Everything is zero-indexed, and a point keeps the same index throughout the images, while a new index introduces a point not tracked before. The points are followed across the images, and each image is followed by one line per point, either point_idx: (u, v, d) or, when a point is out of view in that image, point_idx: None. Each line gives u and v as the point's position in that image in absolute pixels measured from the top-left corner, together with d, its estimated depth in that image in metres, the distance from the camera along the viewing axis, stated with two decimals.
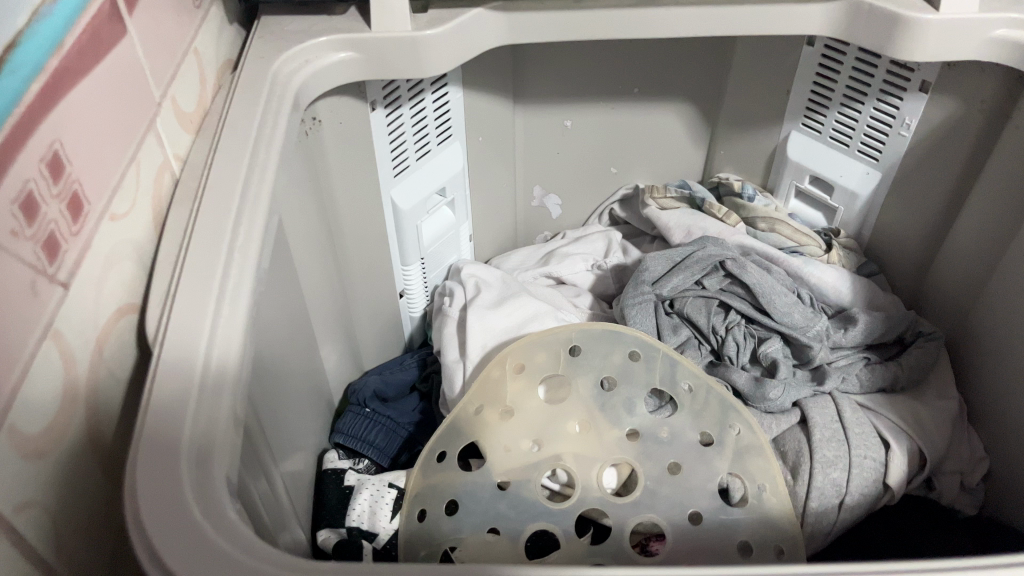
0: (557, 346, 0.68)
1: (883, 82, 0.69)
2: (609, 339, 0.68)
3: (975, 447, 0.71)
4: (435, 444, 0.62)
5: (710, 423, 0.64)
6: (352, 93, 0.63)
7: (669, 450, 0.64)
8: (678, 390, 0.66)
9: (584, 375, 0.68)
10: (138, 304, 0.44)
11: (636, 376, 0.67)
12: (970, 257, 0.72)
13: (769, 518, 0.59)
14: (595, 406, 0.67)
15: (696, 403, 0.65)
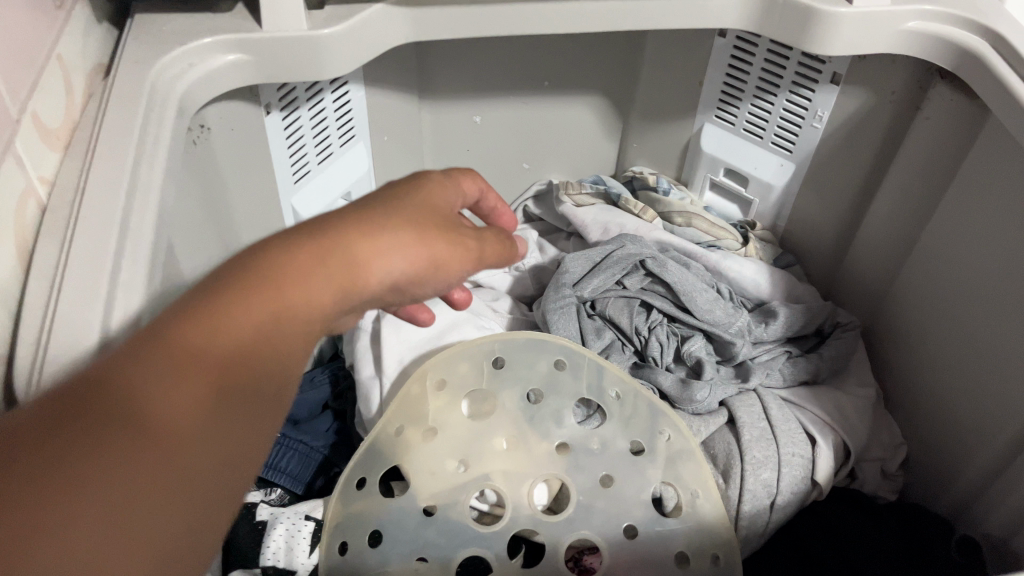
0: (478, 358, 0.64)
1: (795, 74, 0.68)
2: (535, 347, 0.64)
3: (894, 432, 0.72)
4: (353, 470, 0.59)
5: (641, 429, 0.62)
6: (243, 96, 0.58)
7: (599, 461, 0.62)
8: (607, 397, 0.64)
9: (506, 389, 0.64)
10: (5, 356, 0.38)
11: (563, 386, 0.64)
12: (883, 245, 0.73)
13: (703, 525, 0.59)
14: (522, 419, 0.64)
15: (625, 411, 0.63)
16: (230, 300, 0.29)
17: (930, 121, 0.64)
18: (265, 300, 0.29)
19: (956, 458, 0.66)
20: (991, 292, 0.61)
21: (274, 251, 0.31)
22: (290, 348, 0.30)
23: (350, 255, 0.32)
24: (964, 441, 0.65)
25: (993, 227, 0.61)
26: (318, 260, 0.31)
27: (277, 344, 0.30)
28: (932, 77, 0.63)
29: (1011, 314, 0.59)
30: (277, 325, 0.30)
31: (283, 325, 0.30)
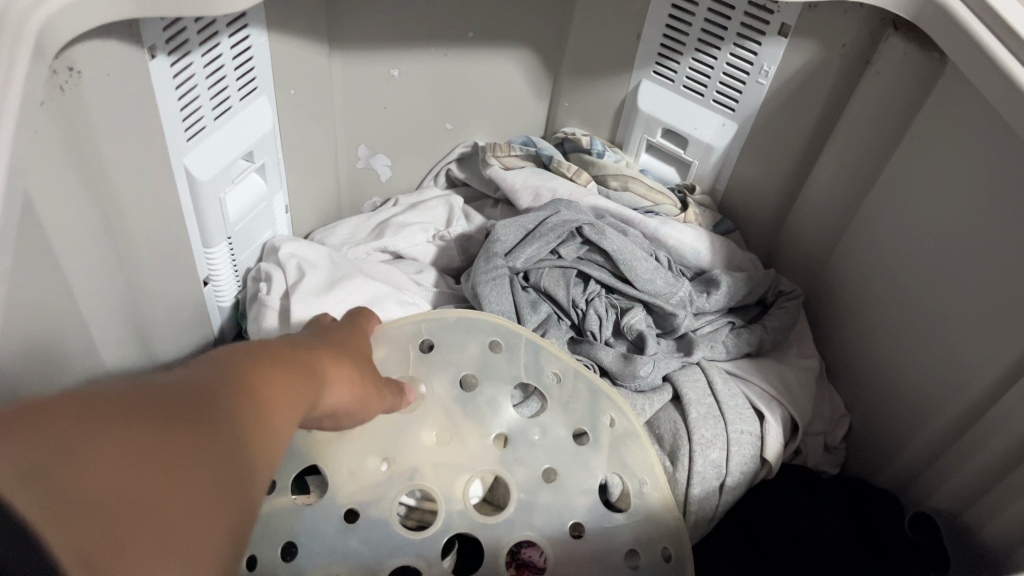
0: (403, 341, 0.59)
1: (740, 25, 0.64)
2: (468, 325, 0.60)
3: (836, 405, 0.70)
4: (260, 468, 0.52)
5: (583, 415, 0.58)
6: (122, 35, 0.49)
7: (540, 451, 0.57)
8: (546, 379, 0.59)
9: (437, 376, 0.58)
10: None
11: (496, 370, 0.59)
12: (824, 210, 0.69)
13: (652, 517, 0.54)
14: (452, 408, 0.58)
15: (564, 394, 0.58)
16: (236, 377, 0.39)
17: (881, 76, 0.60)
18: (259, 381, 0.40)
19: (900, 432, 0.64)
20: (942, 259, 0.58)
21: (245, 358, 0.41)
22: (276, 417, 0.39)
23: (314, 373, 0.45)
24: (908, 414, 0.63)
25: (943, 190, 0.58)
26: (285, 374, 0.42)
27: (272, 426, 0.39)
28: (886, 30, 0.59)
29: (964, 281, 0.57)
30: (275, 401, 0.40)
31: (277, 395, 0.40)
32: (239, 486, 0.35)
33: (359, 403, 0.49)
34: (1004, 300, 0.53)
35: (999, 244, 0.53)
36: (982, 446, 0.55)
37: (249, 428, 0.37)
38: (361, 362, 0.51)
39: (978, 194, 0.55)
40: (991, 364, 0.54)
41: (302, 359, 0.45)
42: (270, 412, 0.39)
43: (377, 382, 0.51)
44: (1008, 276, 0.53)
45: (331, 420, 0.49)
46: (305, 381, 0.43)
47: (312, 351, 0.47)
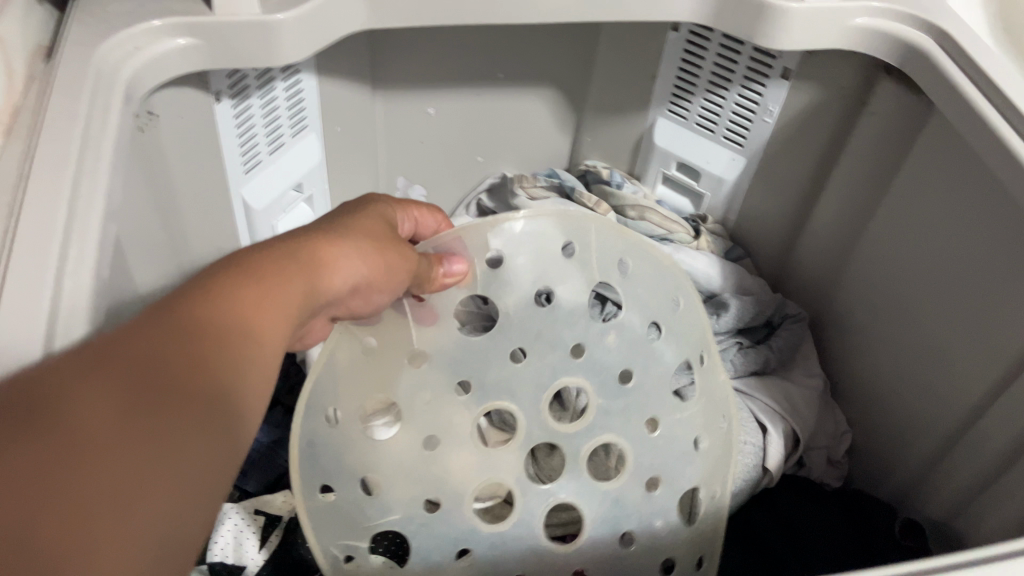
0: (461, 245, 0.55)
1: (746, 69, 0.69)
2: (542, 232, 0.57)
3: (840, 422, 0.74)
4: (324, 471, 0.54)
5: (644, 275, 0.59)
6: (192, 83, 0.56)
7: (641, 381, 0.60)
8: (609, 273, 0.58)
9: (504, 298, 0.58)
10: None
11: (568, 297, 0.59)
12: (827, 238, 0.74)
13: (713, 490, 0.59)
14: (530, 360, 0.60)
15: (636, 319, 0.59)
16: (169, 326, 0.31)
17: (876, 116, 0.65)
18: (200, 326, 0.32)
19: (900, 446, 0.68)
20: (934, 283, 0.63)
21: (197, 288, 0.34)
22: (241, 348, 0.33)
23: (283, 261, 0.38)
24: (907, 428, 0.67)
25: (936, 220, 0.62)
26: (245, 283, 0.35)
27: (250, 353, 0.33)
28: (879, 75, 0.64)
29: (963, 297, 0.60)
30: (234, 339, 0.33)
31: (231, 335, 0.33)
32: (226, 427, 0.31)
33: (360, 286, 0.44)
34: (987, 322, 0.57)
35: (980, 271, 0.58)
36: (977, 457, 0.58)
37: (217, 370, 0.31)
38: (359, 243, 0.44)
39: (961, 223, 0.59)
40: (980, 381, 0.58)
41: (268, 274, 0.37)
42: (236, 349, 0.32)
43: (386, 263, 0.46)
44: (993, 302, 0.57)
45: (352, 296, 0.45)
46: (279, 294, 0.36)
47: (285, 254, 0.39)
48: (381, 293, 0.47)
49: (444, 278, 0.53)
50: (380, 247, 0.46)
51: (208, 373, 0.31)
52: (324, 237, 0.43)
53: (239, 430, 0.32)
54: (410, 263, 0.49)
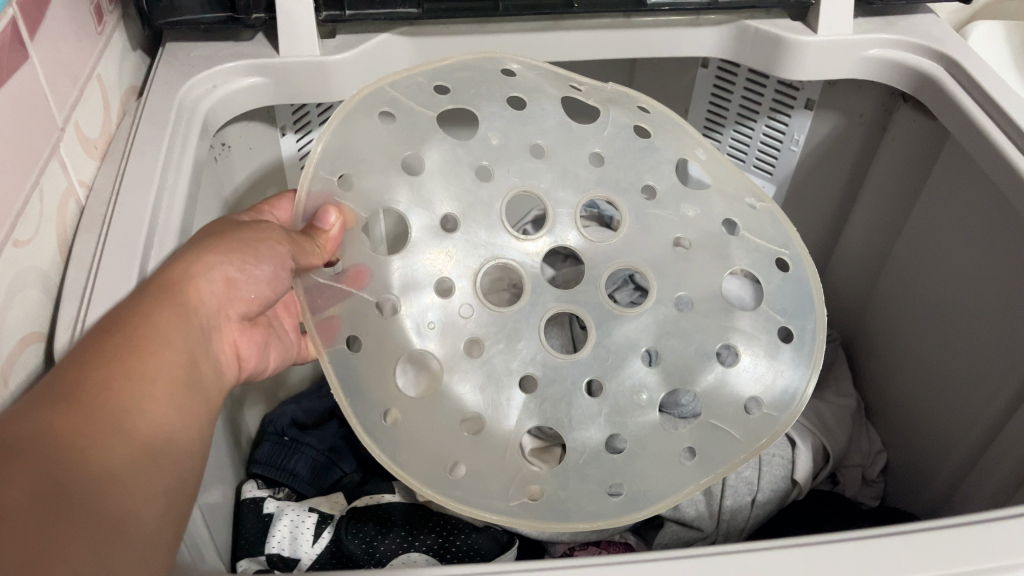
0: (318, 193, 0.48)
1: (772, 101, 0.73)
2: (360, 126, 0.49)
3: (873, 441, 0.75)
4: (430, 458, 0.47)
5: (531, 92, 0.53)
6: (261, 118, 0.64)
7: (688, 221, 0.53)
8: (439, 100, 0.51)
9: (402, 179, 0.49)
10: (44, 333, 0.43)
11: (469, 156, 0.50)
12: (860, 259, 0.78)
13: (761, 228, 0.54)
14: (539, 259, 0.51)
15: (606, 136, 0.53)
16: (66, 386, 0.32)
17: (896, 141, 0.70)
18: (89, 380, 0.33)
19: (928, 464, 0.69)
20: (958, 307, 0.64)
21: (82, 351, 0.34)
22: (140, 383, 0.34)
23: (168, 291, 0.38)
24: (934, 447, 0.68)
25: (953, 247, 0.65)
26: (137, 326, 0.36)
27: (153, 385, 0.34)
28: (896, 102, 0.68)
29: (984, 326, 0.61)
30: (129, 377, 0.34)
31: (125, 375, 0.34)
32: (162, 454, 0.34)
33: (248, 283, 0.42)
34: (999, 342, 0.59)
35: (990, 301, 0.60)
36: (986, 475, 0.59)
37: (137, 418, 0.33)
38: (228, 244, 0.42)
39: (973, 251, 0.62)
40: (994, 399, 0.59)
41: (143, 309, 0.37)
42: (136, 385, 0.34)
43: (245, 243, 0.42)
44: (1001, 324, 0.59)
45: (237, 292, 0.42)
46: (162, 322, 0.37)
47: (148, 288, 0.38)
48: (262, 267, 0.43)
49: (331, 233, 0.47)
50: (225, 235, 0.43)
51: (113, 420, 0.32)
52: (180, 258, 0.40)
53: (167, 458, 0.34)
54: (279, 236, 0.44)
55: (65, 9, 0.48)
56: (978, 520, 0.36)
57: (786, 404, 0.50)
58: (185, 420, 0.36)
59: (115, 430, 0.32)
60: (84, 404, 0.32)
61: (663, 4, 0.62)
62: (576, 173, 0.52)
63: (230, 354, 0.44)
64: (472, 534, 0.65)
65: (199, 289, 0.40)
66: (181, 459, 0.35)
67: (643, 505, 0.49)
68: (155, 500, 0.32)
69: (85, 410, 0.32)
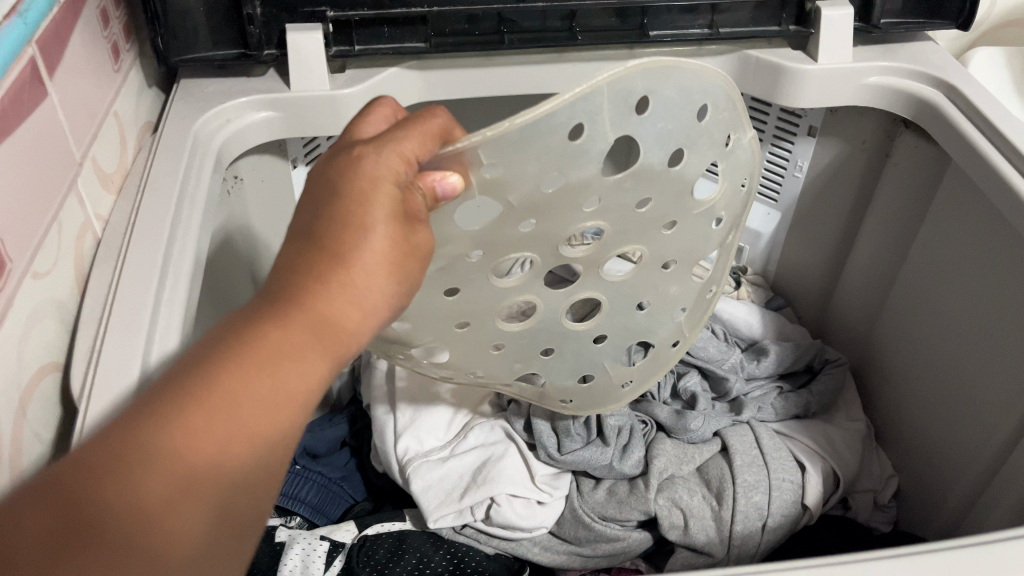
0: (470, 158, 0.38)
1: (775, 128, 0.75)
2: (538, 144, 0.38)
3: (885, 464, 0.75)
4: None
5: (705, 138, 0.44)
6: (273, 151, 0.66)
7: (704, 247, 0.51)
8: (628, 121, 0.40)
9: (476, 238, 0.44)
10: (62, 362, 0.44)
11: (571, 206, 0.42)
12: (867, 284, 0.79)
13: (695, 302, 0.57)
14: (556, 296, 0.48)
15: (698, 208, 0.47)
16: (209, 421, 0.29)
17: (899, 166, 0.70)
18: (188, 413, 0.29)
19: (940, 487, 0.68)
20: (977, 337, 0.63)
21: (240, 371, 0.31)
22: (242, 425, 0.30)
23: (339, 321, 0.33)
24: (946, 471, 0.67)
25: (973, 276, 0.63)
26: (297, 362, 0.32)
27: (256, 431, 0.30)
28: (897, 128, 0.69)
29: (1003, 364, 0.59)
30: (233, 417, 0.30)
31: (231, 420, 0.30)
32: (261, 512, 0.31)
33: (391, 312, 0.36)
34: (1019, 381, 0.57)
35: (1011, 338, 0.58)
36: (997, 502, 0.59)
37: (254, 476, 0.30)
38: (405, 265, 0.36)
39: (992, 285, 0.61)
40: (1003, 424, 0.59)
41: (285, 342, 0.32)
42: (241, 438, 0.30)
43: (411, 277, 0.36)
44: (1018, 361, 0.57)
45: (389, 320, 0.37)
46: (297, 350, 0.32)
47: (293, 296, 0.33)
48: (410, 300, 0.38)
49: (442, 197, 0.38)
50: (390, 249, 0.35)
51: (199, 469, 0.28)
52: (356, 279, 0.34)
53: (246, 512, 0.30)
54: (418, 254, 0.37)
55: (83, 48, 0.50)
56: (980, 542, 0.36)
57: (592, 406, 0.61)
58: (276, 474, 0.32)
59: (218, 494, 0.29)
60: (166, 444, 0.28)
61: (665, 34, 0.63)
62: (642, 227, 0.46)
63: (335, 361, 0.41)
64: (483, 560, 0.65)
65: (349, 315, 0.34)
66: (256, 510, 0.31)
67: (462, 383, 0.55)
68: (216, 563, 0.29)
69: (178, 458, 0.28)
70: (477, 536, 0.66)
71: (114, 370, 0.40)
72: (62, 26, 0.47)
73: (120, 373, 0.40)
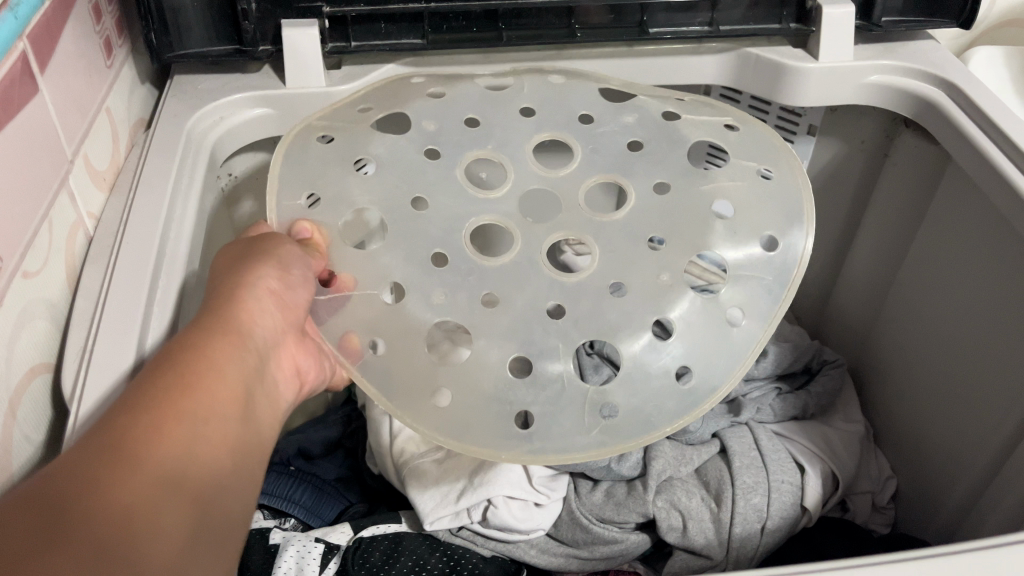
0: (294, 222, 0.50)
1: (775, 127, 0.74)
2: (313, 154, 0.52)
3: (882, 466, 0.74)
4: (489, 415, 0.46)
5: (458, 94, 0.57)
6: (267, 148, 0.65)
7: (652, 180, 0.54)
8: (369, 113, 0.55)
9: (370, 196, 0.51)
10: (53, 363, 0.43)
11: (414, 143, 0.53)
12: (864, 284, 0.78)
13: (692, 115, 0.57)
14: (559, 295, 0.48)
15: (529, 94, 0.57)
16: (154, 398, 0.33)
17: (899, 166, 0.70)
18: (138, 423, 0.32)
19: (939, 489, 0.68)
20: (972, 328, 0.63)
21: (169, 363, 0.35)
22: (191, 424, 0.33)
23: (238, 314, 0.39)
24: (944, 472, 0.67)
25: (970, 269, 0.63)
26: (214, 343, 0.37)
27: (199, 406, 0.34)
28: (897, 127, 0.69)
29: (995, 348, 0.60)
30: (180, 416, 0.33)
31: (180, 401, 0.33)
32: (224, 486, 0.34)
33: (282, 304, 0.42)
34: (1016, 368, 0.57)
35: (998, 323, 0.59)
36: (996, 504, 0.58)
37: (207, 446, 0.33)
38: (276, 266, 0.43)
39: (987, 273, 0.61)
40: (996, 412, 0.60)
41: (197, 334, 0.37)
42: (186, 411, 0.33)
43: (286, 269, 0.43)
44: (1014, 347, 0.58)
45: (288, 314, 0.42)
46: (217, 349, 0.37)
47: (204, 311, 0.39)
48: (293, 272, 0.44)
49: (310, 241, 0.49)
50: (256, 256, 0.43)
51: (162, 469, 0.31)
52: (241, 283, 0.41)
53: (220, 511, 0.33)
54: (292, 251, 0.45)
55: (74, 44, 0.49)
56: (984, 547, 0.36)
57: (798, 219, 0.53)
58: (230, 449, 0.35)
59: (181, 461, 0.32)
60: (122, 421, 0.32)
61: (664, 33, 0.62)
62: (511, 123, 0.55)
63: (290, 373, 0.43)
64: (480, 562, 0.65)
65: (248, 311, 0.40)
66: (230, 513, 0.33)
67: (717, 380, 0.48)
68: (198, 536, 0.31)
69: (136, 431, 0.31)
70: (473, 538, 0.66)
71: (106, 373, 0.39)
72: (53, 22, 0.46)
73: (112, 375, 0.39)
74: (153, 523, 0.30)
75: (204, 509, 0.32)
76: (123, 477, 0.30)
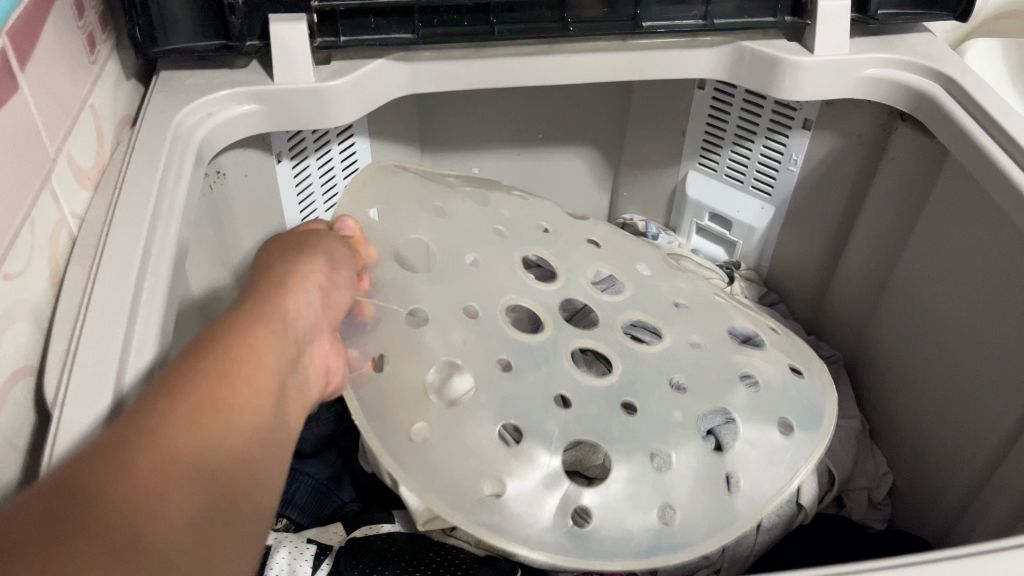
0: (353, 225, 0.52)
1: (769, 122, 0.74)
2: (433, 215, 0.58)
3: (879, 462, 0.74)
4: None
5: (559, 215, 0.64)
6: (256, 145, 0.64)
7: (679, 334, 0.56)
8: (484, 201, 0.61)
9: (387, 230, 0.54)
10: (36, 366, 0.43)
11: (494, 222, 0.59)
12: (862, 279, 0.78)
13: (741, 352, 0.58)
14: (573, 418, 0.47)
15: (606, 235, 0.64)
16: (192, 386, 0.32)
17: (896, 158, 0.69)
18: (177, 409, 0.31)
19: (937, 484, 0.67)
20: (975, 314, 0.62)
21: (209, 350, 0.34)
22: (228, 413, 0.32)
23: (275, 306, 0.38)
24: (944, 465, 0.66)
25: (975, 253, 0.61)
26: (251, 332, 0.36)
27: (233, 396, 0.33)
28: (894, 121, 0.68)
29: (1000, 332, 0.58)
30: (216, 407, 0.32)
31: (217, 391, 0.32)
32: (254, 480, 0.33)
33: (319, 296, 0.42)
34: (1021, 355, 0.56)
35: (1003, 306, 0.58)
36: (995, 500, 0.58)
37: (241, 439, 0.32)
38: (310, 259, 0.43)
39: (990, 256, 0.59)
40: (1000, 397, 0.58)
41: (236, 324, 0.36)
42: (221, 402, 0.32)
43: (326, 260, 0.44)
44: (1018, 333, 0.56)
45: (325, 306, 0.42)
46: (259, 340, 0.36)
47: (248, 303, 0.38)
48: (339, 266, 0.46)
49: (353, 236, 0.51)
50: (303, 250, 0.44)
51: (196, 458, 0.30)
52: (275, 279, 0.41)
53: (249, 502, 0.32)
54: (339, 249, 0.47)
55: (57, 40, 0.48)
56: (981, 552, 0.35)
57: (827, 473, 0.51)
58: (260, 442, 0.33)
59: (208, 453, 0.31)
60: (160, 409, 0.31)
61: (659, 26, 0.61)
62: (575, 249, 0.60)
63: (322, 371, 0.42)
64: (474, 562, 0.63)
65: (293, 302, 0.40)
66: (258, 506, 0.32)
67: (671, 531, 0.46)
68: (224, 528, 0.30)
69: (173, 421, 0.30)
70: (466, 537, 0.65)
71: (89, 375, 0.38)
72: (33, 18, 0.45)
73: (95, 378, 0.38)
74: (180, 515, 0.29)
75: (232, 500, 0.31)
76: (156, 465, 0.29)
